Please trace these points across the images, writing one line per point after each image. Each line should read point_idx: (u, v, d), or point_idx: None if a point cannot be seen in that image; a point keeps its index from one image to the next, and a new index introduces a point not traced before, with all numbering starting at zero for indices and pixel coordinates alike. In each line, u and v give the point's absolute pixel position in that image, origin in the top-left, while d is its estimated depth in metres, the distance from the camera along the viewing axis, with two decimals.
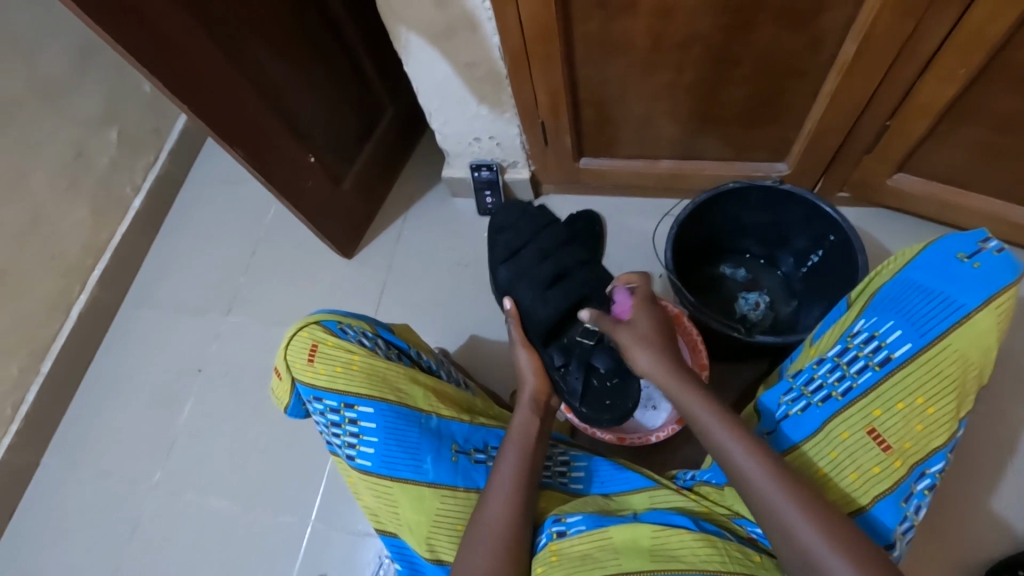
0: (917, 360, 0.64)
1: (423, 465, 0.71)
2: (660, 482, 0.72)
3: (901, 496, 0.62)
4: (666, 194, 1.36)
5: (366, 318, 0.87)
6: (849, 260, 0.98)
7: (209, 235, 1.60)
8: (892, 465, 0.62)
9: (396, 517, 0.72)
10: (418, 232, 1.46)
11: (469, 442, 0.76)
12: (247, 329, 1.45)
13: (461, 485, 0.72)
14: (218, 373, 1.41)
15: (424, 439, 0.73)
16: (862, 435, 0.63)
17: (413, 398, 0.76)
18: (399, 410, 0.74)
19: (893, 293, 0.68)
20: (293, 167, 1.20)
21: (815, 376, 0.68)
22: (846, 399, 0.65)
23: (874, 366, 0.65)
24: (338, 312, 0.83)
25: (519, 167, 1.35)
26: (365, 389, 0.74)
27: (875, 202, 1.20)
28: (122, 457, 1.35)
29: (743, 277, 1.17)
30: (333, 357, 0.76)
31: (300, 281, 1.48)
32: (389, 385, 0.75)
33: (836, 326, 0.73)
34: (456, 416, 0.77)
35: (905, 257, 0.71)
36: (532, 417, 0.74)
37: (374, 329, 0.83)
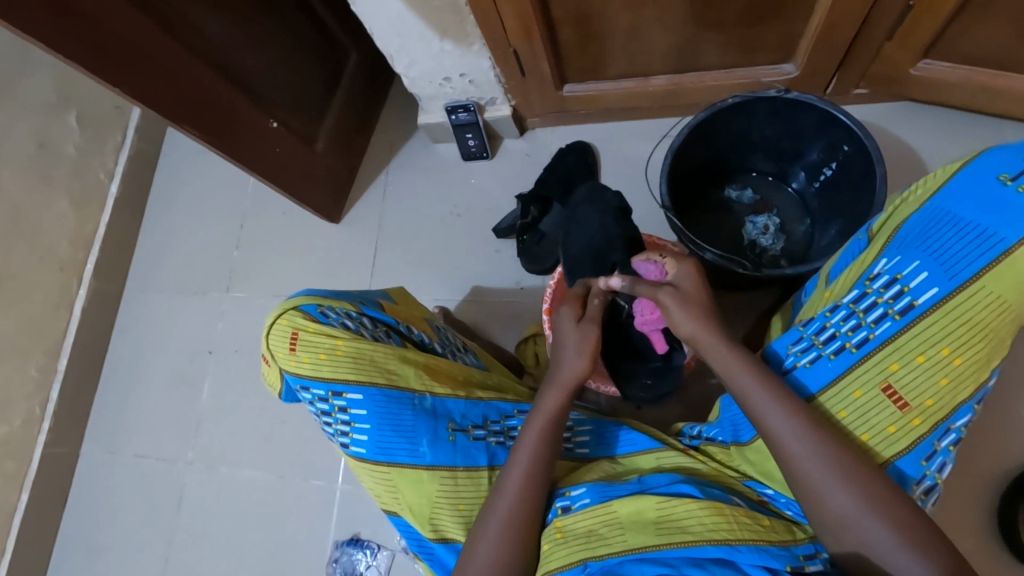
0: (943, 307, 0.57)
1: (419, 448, 0.69)
2: (668, 445, 0.70)
3: (921, 455, 0.58)
4: (663, 113, 1.24)
5: (350, 295, 0.82)
6: (868, 173, 0.88)
7: (193, 213, 1.55)
8: (910, 424, 0.58)
9: (398, 499, 0.71)
10: (403, 186, 1.38)
11: (467, 418, 0.73)
12: (247, 306, 1.44)
13: (461, 465, 0.70)
14: (228, 353, 1.42)
15: (418, 421, 0.70)
16: (877, 393, 0.59)
17: (404, 379, 0.72)
18: (390, 393, 0.71)
19: (921, 226, 0.61)
20: (256, 137, 1.12)
21: (828, 326, 0.62)
22: (861, 352, 0.60)
23: (894, 315, 0.59)
24: (318, 294, 0.78)
25: (499, 103, 1.23)
26: (352, 375, 0.71)
27: (898, 95, 1.07)
28: (153, 441, 1.40)
29: (751, 199, 1.07)
30: (315, 345, 0.72)
31: (291, 252, 1.43)
32: (377, 369, 0.72)
33: (854, 266, 0.65)
34: (451, 393, 0.74)
35: (937, 181, 0.62)
36: (565, 402, 0.67)
37: (357, 308, 0.78)
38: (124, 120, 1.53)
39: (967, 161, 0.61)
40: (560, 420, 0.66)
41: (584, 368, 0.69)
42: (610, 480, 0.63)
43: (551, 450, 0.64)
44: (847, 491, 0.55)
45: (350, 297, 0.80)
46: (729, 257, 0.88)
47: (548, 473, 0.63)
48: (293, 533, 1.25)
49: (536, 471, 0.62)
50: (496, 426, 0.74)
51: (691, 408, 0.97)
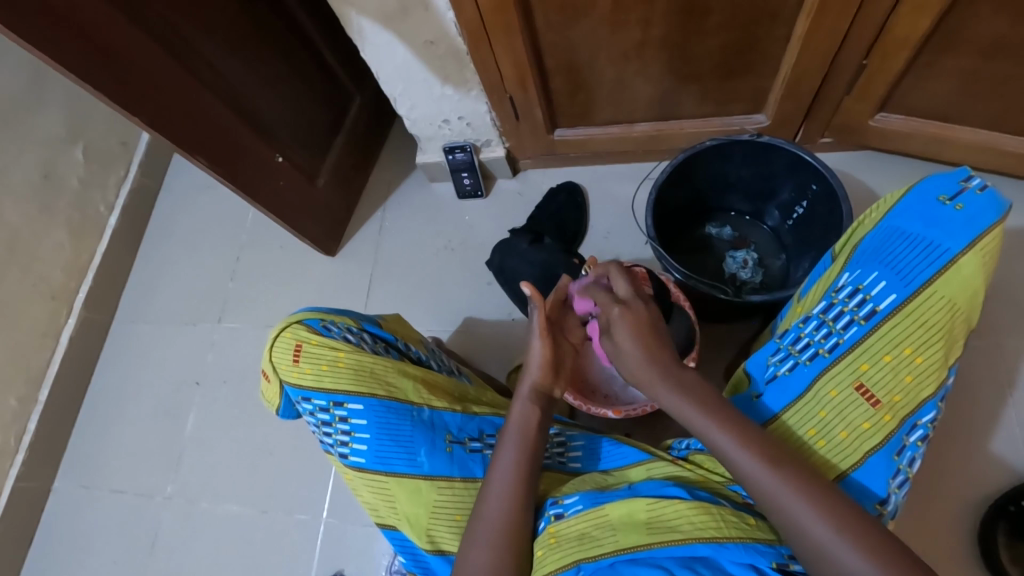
0: (902, 311, 0.63)
1: (417, 458, 0.70)
2: (658, 455, 0.72)
3: (893, 449, 0.62)
4: (645, 157, 1.33)
5: (351, 313, 0.84)
6: (833, 210, 0.96)
7: (189, 246, 1.57)
8: (882, 420, 0.61)
9: (393, 511, 0.71)
10: (399, 222, 1.44)
11: (464, 431, 0.75)
12: (239, 337, 1.45)
13: (458, 475, 0.71)
14: (215, 385, 1.41)
15: (417, 431, 0.72)
16: (850, 391, 0.63)
17: (403, 391, 0.74)
18: (390, 404, 0.73)
19: (875, 243, 0.67)
20: (262, 169, 1.17)
21: (801, 335, 0.67)
22: (834, 355, 0.64)
23: (860, 321, 0.64)
24: (321, 310, 0.80)
25: (494, 144, 1.31)
26: (353, 386, 0.73)
27: (860, 144, 1.17)
28: (132, 474, 1.36)
29: (730, 235, 1.15)
30: (317, 357, 0.74)
31: (286, 284, 1.46)
32: (378, 380, 0.74)
33: (820, 282, 0.71)
34: (449, 406, 0.75)
35: (887, 203, 0.69)
36: (532, 408, 0.70)
37: (359, 324, 0.81)
38: (129, 155, 1.58)
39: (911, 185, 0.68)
40: (538, 432, 0.68)
41: (540, 376, 0.73)
42: (602, 489, 0.65)
43: (533, 461, 0.66)
44: (834, 495, 0.57)
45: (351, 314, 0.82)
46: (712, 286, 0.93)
47: (534, 486, 0.64)
48: (273, 571, 1.20)
49: (525, 473, 0.64)
50: (492, 439, 0.75)
51: (679, 434, 0.99)
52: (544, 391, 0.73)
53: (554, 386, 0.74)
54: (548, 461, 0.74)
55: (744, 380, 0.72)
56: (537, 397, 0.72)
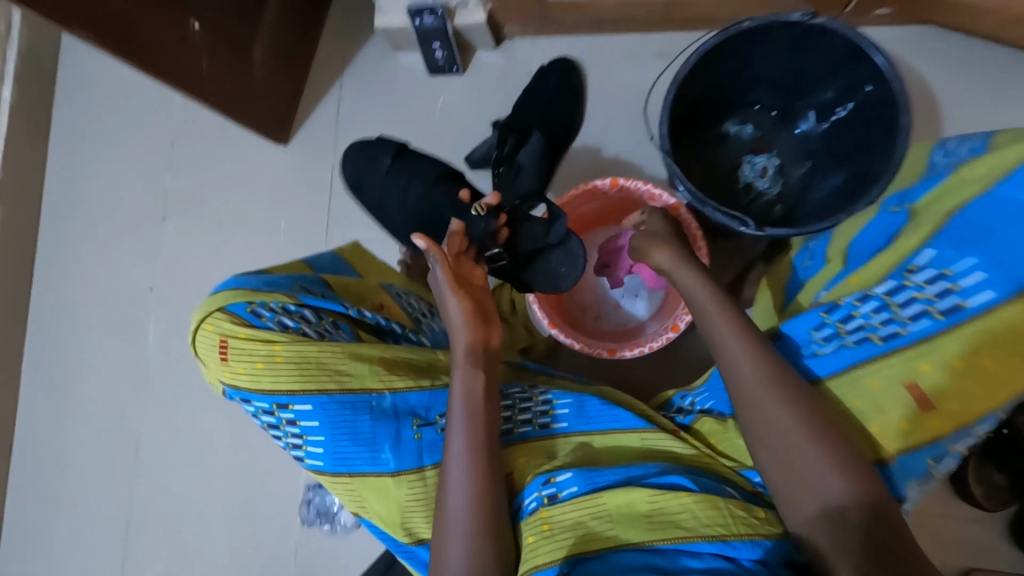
0: (992, 315, 0.52)
1: (380, 455, 0.58)
2: (657, 427, 0.66)
3: (927, 455, 0.54)
4: (656, 27, 1.09)
5: (286, 278, 0.63)
6: (881, 122, 0.79)
7: (112, 129, 1.33)
8: (926, 423, 0.53)
9: (361, 508, 0.61)
10: (360, 105, 1.21)
11: (432, 411, 0.62)
12: (189, 239, 1.29)
13: (428, 463, 0.60)
14: (172, 292, 1.29)
15: (378, 425, 0.59)
16: (899, 390, 0.54)
17: (358, 379, 0.59)
18: (343, 399, 0.58)
19: (979, 220, 0.57)
20: (177, 43, 0.91)
21: (856, 315, 0.59)
22: (888, 345, 0.56)
23: (935, 314, 0.55)
24: (244, 286, 0.59)
25: (472, 6, 1.06)
26: (299, 386, 0.56)
27: (920, 18, 0.96)
28: (100, 386, 1.30)
29: (750, 135, 0.98)
30: (247, 355, 0.56)
31: (238, 179, 1.28)
32: (325, 372, 0.57)
33: (889, 254, 0.62)
34: (413, 386, 0.61)
35: (1003, 170, 0.57)
36: (473, 372, 0.62)
37: (296, 300, 0.60)
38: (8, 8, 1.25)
39: None
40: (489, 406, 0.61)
41: (471, 337, 0.63)
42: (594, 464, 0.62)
43: (489, 446, 0.60)
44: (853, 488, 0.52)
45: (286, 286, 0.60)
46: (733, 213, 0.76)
47: (491, 467, 0.59)
48: (263, 478, 1.22)
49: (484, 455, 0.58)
50: None
51: (672, 364, 0.94)
52: (480, 350, 0.63)
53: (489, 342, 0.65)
54: (529, 428, 0.67)
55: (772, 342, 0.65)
56: (474, 357, 0.63)
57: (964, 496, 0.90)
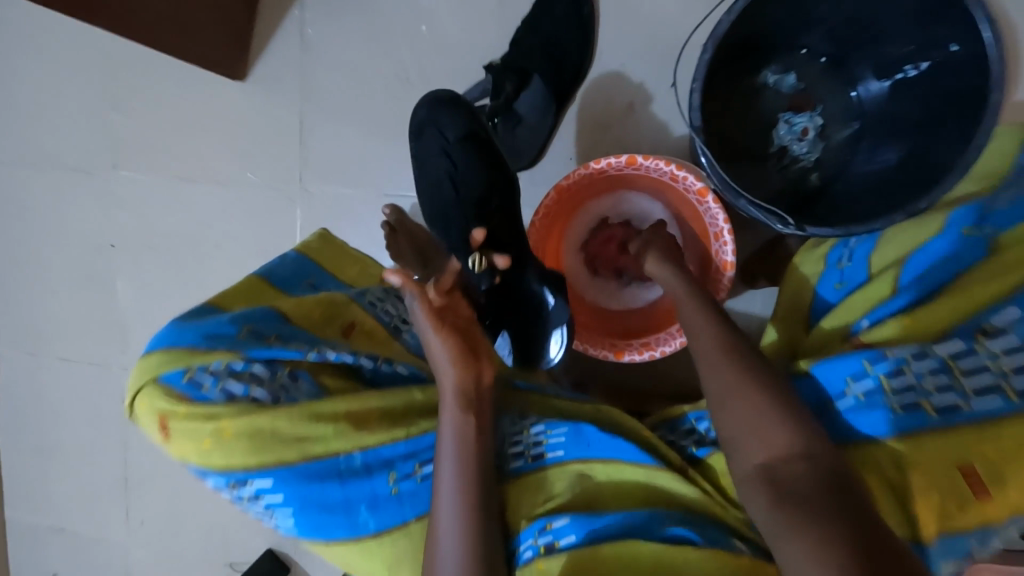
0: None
1: (357, 519, 0.55)
2: (662, 465, 0.61)
3: (975, 543, 0.47)
4: None
5: (225, 326, 0.57)
6: (966, 88, 0.64)
7: (47, 59, 1.15)
8: (980, 511, 0.46)
9: (348, 562, 0.59)
10: (332, 35, 1.05)
11: (411, 460, 0.57)
12: (150, 189, 1.16)
13: (411, 517, 0.56)
14: (138, 248, 1.19)
15: (349, 491, 0.54)
16: (950, 473, 0.47)
17: (319, 441, 0.54)
18: (306, 467, 0.53)
19: None
20: None
21: (906, 372, 0.51)
22: (943, 420, 0.48)
23: (1005, 394, 0.48)
24: (181, 348, 0.54)
25: None
26: (252, 460, 0.52)
27: None
28: (76, 346, 1.24)
29: (791, 86, 0.83)
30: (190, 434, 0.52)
31: (200, 122, 1.13)
32: (279, 442, 0.53)
33: (955, 302, 0.54)
34: (384, 440, 0.55)
35: None
36: (464, 419, 0.57)
37: (239, 359, 0.55)
38: None
39: None
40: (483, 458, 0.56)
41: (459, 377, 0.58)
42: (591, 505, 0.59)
43: (484, 491, 0.55)
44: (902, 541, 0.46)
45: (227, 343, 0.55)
46: (769, 208, 0.65)
47: (489, 516, 0.55)
48: None
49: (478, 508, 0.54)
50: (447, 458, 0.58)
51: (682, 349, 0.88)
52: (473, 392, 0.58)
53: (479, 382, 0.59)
54: (522, 462, 0.62)
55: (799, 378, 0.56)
56: (465, 401, 0.58)
57: None
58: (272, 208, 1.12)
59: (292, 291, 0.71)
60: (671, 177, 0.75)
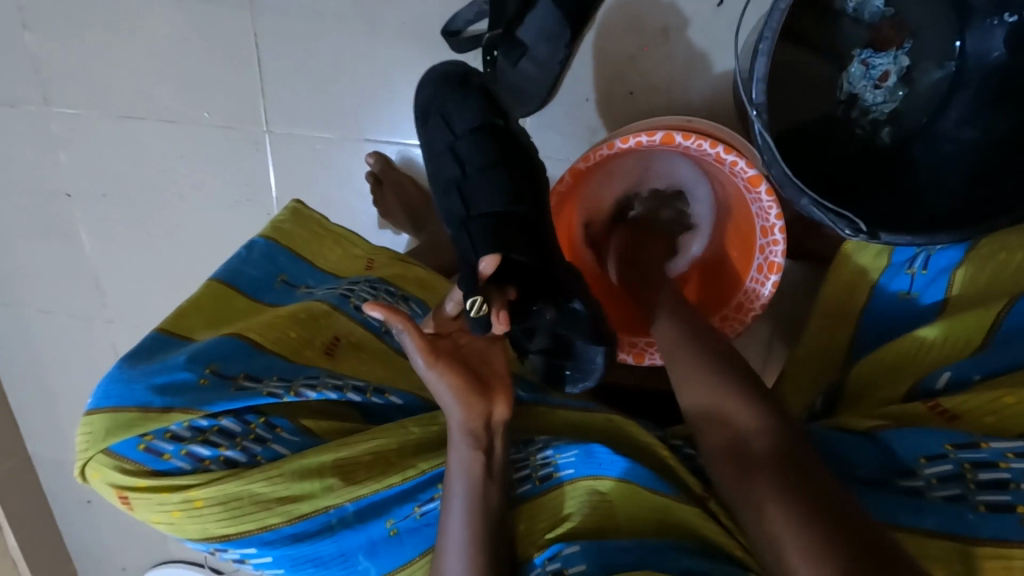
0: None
1: (356, 566, 0.49)
2: (680, 495, 0.56)
3: None
4: None
5: (186, 367, 0.47)
6: None
7: None
8: None
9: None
10: None
11: (409, 496, 0.50)
12: (94, 130, 1.00)
13: (416, 554, 0.50)
14: (94, 197, 1.05)
15: (343, 541, 0.48)
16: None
17: (307, 500, 0.46)
18: (293, 528, 0.46)
19: None
20: None
21: (1000, 467, 0.42)
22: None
23: None
24: (127, 409, 0.44)
25: None
26: (231, 531, 0.45)
27: None
28: (53, 299, 1.16)
29: (878, 11, 0.63)
30: (156, 507, 0.44)
31: (139, 43, 0.94)
32: (261, 508, 0.44)
33: None
34: (379, 485, 0.48)
35: None
36: (476, 457, 0.50)
37: (202, 415, 0.45)
38: None
39: None
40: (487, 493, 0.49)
41: (467, 415, 0.51)
42: (602, 532, 0.55)
43: (490, 533, 0.48)
44: None
45: (185, 396, 0.45)
46: (838, 210, 0.52)
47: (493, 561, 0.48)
48: None
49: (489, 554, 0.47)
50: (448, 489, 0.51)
51: None
52: (482, 429, 0.51)
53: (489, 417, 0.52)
54: (529, 486, 0.59)
55: (858, 438, 0.49)
56: (476, 438, 0.51)
57: None
58: (236, 150, 0.96)
59: (263, 299, 0.60)
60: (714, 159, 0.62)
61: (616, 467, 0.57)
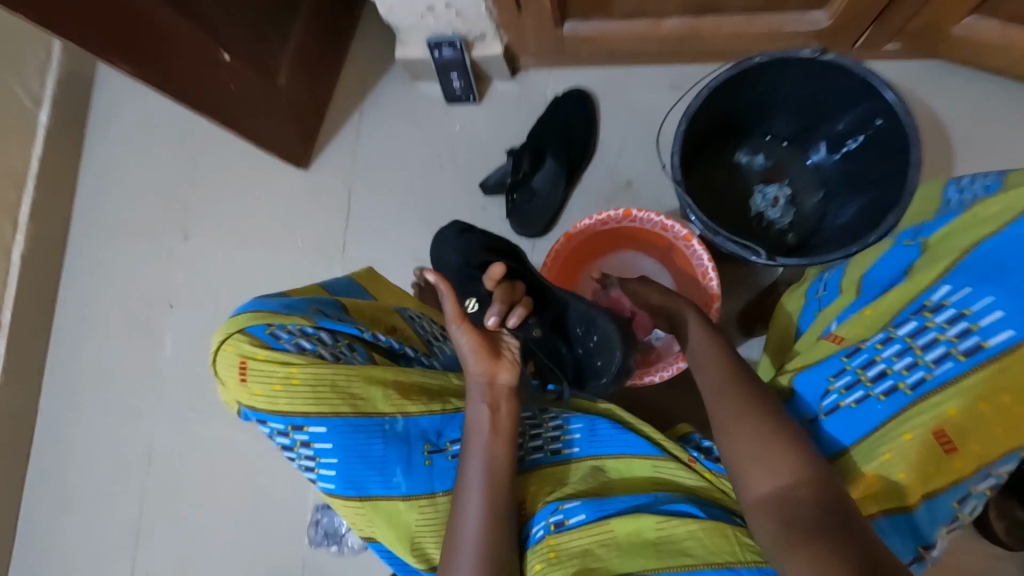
0: (1017, 353, 0.50)
1: (392, 480, 0.60)
2: (669, 455, 0.66)
3: (959, 499, 0.52)
4: (671, 60, 1.11)
5: (303, 300, 0.66)
6: (897, 153, 0.79)
7: (140, 148, 1.34)
8: (953, 469, 0.51)
9: (371, 530, 0.63)
10: (378, 130, 1.24)
11: (444, 435, 0.64)
12: (208, 257, 1.29)
13: (440, 489, 0.61)
14: (190, 308, 1.29)
15: (389, 450, 0.60)
16: (925, 440, 0.52)
17: (372, 403, 0.60)
18: (356, 421, 0.59)
19: (996, 255, 0.53)
20: (202, 68, 0.94)
21: (878, 360, 0.55)
22: (916, 395, 0.53)
23: (958, 356, 0.52)
24: (267, 308, 0.62)
25: (489, 40, 1.08)
26: (312, 408, 0.58)
27: (933, 54, 0.97)
28: (114, 400, 1.28)
29: (762, 165, 0.99)
30: (266, 376, 0.59)
31: (261, 196, 1.29)
32: (341, 396, 0.59)
33: (903, 286, 0.59)
34: (427, 410, 0.63)
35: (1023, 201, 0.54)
36: (487, 406, 0.62)
37: (313, 323, 0.62)
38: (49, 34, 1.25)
39: None
40: (504, 439, 0.61)
41: (482, 367, 0.64)
42: (600, 494, 0.61)
43: (502, 470, 0.60)
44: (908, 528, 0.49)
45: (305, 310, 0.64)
46: (743, 243, 0.79)
47: (506, 489, 0.60)
48: (272, 499, 1.19)
49: (501, 484, 0.59)
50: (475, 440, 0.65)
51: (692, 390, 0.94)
52: (496, 381, 0.63)
53: (502, 376, 0.64)
54: (539, 455, 0.67)
55: (786, 390, 0.61)
56: (489, 390, 0.63)
57: (978, 527, 0.90)
58: (314, 270, 1.24)
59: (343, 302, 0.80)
60: (660, 228, 0.92)
61: (617, 444, 0.67)
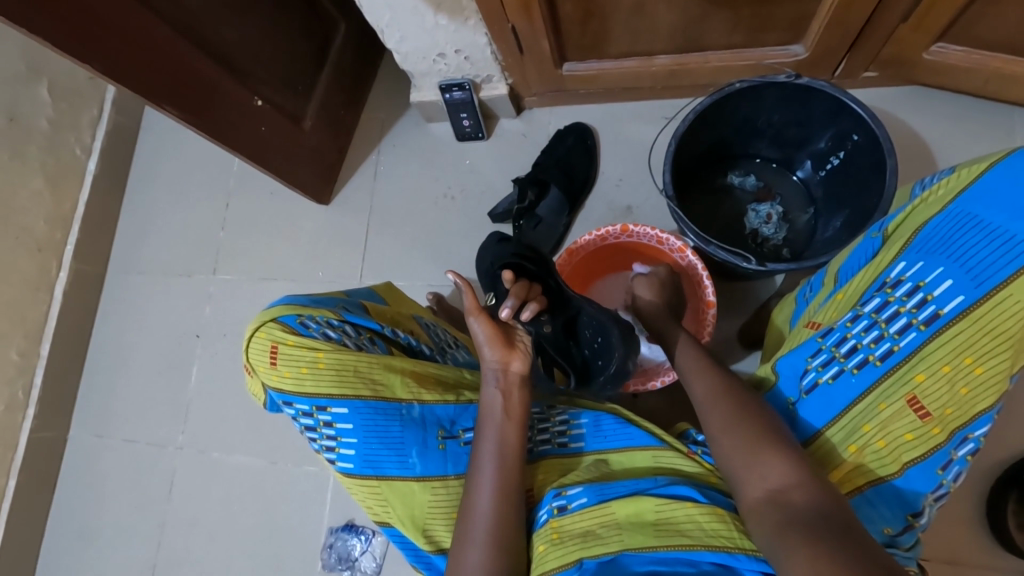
0: (969, 316, 0.54)
1: (408, 460, 0.68)
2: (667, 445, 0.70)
3: (939, 464, 0.57)
4: (664, 95, 1.20)
5: (331, 300, 0.78)
6: (875, 163, 0.85)
7: (176, 191, 1.44)
8: (928, 433, 0.57)
9: (386, 509, 0.70)
10: (396, 167, 1.33)
11: (457, 424, 0.72)
12: (235, 290, 1.35)
13: (451, 472, 0.69)
14: (216, 338, 1.33)
15: (406, 432, 0.68)
16: (896, 408, 0.58)
17: (390, 388, 0.69)
18: (376, 405, 0.68)
19: (943, 229, 0.57)
20: (237, 112, 1.04)
21: (848, 337, 0.61)
22: (886, 365, 0.58)
23: (919, 326, 0.57)
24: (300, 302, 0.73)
25: (495, 81, 1.18)
26: (336, 390, 0.67)
27: (907, 79, 1.04)
28: (140, 429, 1.32)
29: (754, 185, 1.04)
30: (296, 359, 0.68)
31: (285, 231, 1.36)
32: (362, 381, 0.68)
33: (869, 268, 0.63)
34: (441, 399, 0.72)
35: (967, 176, 0.57)
36: (500, 393, 0.68)
37: (339, 317, 0.74)
38: (101, 92, 1.39)
39: (1001, 154, 0.55)
40: (512, 422, 0.66)
41: (494, 357, 0.69)
42: (604, 480, 0.65)
43: (516, 456, 0.64)
44: None
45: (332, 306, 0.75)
46: (735, 250, 0.84)
47: (518, 478, 0.63)
48: (285, 528, 1.18)
49: (513, 472, 0.63)
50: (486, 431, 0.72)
51: None
52: (506, 371, 0.69)
53: (512, 368, 0.69)
54: (548, 447, 0.73)
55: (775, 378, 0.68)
56: (501, 379, 0.69)
57: (1003, 541, 0.88)
58: None
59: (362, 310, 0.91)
60: (657, 241, 0.97)
61: (619, 436, 0.72)
